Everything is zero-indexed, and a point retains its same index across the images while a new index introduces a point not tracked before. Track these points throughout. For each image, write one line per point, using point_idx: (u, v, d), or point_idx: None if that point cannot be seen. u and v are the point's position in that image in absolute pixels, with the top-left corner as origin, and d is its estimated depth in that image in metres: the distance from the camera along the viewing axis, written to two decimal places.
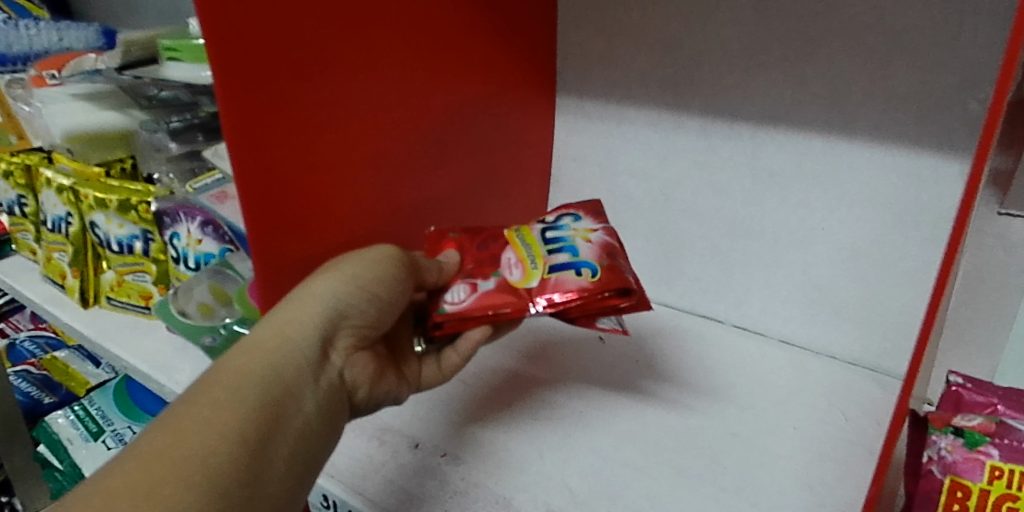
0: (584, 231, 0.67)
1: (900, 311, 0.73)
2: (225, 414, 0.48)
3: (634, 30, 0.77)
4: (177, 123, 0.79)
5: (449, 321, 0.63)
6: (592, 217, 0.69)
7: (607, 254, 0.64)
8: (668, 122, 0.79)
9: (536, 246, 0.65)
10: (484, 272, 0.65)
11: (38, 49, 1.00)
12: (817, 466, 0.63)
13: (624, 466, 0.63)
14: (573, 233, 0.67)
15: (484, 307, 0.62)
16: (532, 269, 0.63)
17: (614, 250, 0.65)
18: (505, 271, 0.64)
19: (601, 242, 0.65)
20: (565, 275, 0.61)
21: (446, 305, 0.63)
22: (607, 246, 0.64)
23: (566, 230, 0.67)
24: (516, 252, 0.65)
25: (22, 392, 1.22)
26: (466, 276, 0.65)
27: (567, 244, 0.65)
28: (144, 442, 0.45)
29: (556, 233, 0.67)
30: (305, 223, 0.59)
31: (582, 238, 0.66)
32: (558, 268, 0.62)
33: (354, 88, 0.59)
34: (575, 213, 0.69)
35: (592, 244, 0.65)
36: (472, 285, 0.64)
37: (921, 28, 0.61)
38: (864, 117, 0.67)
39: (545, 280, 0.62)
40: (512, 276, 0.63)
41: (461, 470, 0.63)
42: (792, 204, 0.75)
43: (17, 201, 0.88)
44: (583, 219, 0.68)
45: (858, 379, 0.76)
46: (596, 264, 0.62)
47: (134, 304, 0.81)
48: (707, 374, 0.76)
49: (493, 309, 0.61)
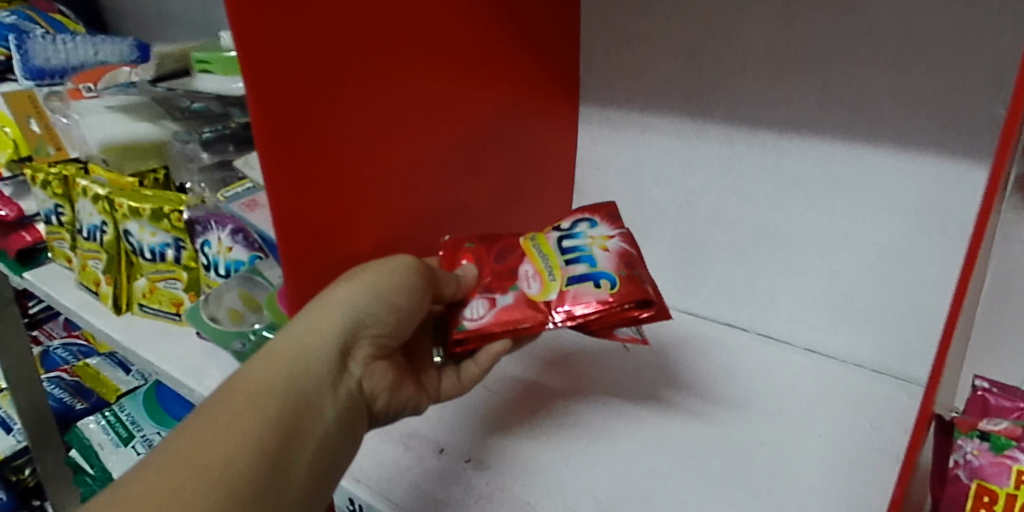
0: (600, 239, 0.67)
1: (928, 319, 0.72)
2: (247, 420, 0.49)
3: (657, 39, 0.78)
4: (209, 134, 0.81)
5: (469, 338, 0.63)
6: (608, 223, 0.69)
7: (625, 262, 0.64)
8: (691, 130, 0.80)
9: (553, 257, 0.66)
10: (503, 286, 0.65)
11: (75, 63, 1.03)
12: (844, 473, 0.63)
13: (649, 472, 0.63)
14: (590, 241, 0.67)
15: (503, 323, 0.62)
16: (550, 281, 0.64)
17: (632, 258, 0.65)
18: (524, 284, 0.65)
19: (618, 250, 0.65)
20: (584, 287, 0.62)
21: (466, 321, 0.64)
22: (624, 254, 0.65)
23: (582, 238, 0.68)
24: (534, 263, 0.66)
25: (56, 399, 1.24)
26: (484, 290, 0.66)
27: (584, 254, 0.65)
28: (170, 446, 0.46)
29: (573, 242, 0.68)
30: (330, 231, 0.60)
31: (600, 246, 0.66)
32: (576, 280, 0.63)
33: (381, 98, 0.60)
34: (591, 219, 0.70)
35: (610, 252, 0.65)
36: (491, 301, 0.64)
37: (946, 33, 0.61)
38: (889, 123, 0.67)
39: (563, 292, 0.62)
40: (531, 290, 0.64)
41: (486, 475, 0.63)
42: (816, 211, 0.75)
43: (55, 209, 0.90)
44: (599, 225, 0.69)
45: (885, 387, 0.75)
46: (614, 275, 0.62)
47: (164, 311, 0.82)
48: (731, 381, 0.76)
49: (513, 324, 0.62)
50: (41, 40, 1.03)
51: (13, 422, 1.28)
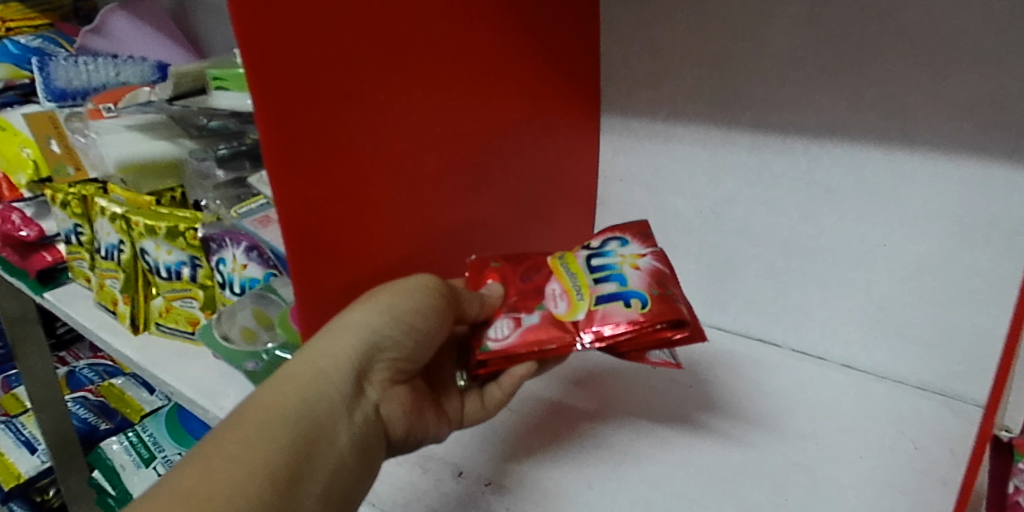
0: (631, 257, 0.64)
1: (975, 332, 0.68)
2: (259, 449, 0.47)
3: (679, 46, 0.76)
4: (224, 150, 0.81)
5: (492, 359, 0.61)
6: (640, 241, 0.67)
7: (657, 282, 0.61)
8: (717, 139, 0.77)
9: (582, 276, 0.64)
10: (528, 306, 0.63)
11: (96, 84, 1.04)
12: (887, 497, 0.59)
13: (677, 496, 0.60)
14: (620, 259, 0.64)
15: (528, 345, 0.59)
16: (578, 301, 0.61)
17: (664, 278, 0.62)
18: (551, 303, 0.62)
19: (650, 269, 0.63)
20: (613, 307, 0.59)
21: (490, 343, 0.61)
22: (656, 273, 0.62)
23: (612, 256, 0.65)
24: (561, 282, 0.64)
25: (80, 418, 1.25)
26: (510, 309, 0.63)
27: (614, 273, 0.63)
28: (173, 478, 0.44)
29: (603, 261, 0.65)
30: (344, 248, 0.58)
31: (630, 264, 0.64)
32: (605, 299, 0.60)
33: (396, 112, 0.59)
34: (622, 237, 0.68)
35: (641, 271, 0.62)
36: (516, 320, 0.62)
37: (984, 32, 0.58)
38: (926, 127, 0.64)
39: (592, 311, 0.60)
40: (558, 309, 0.61)
41: (505, 500, 0.60)
42: (850, 220, 0.72)
43: (75, 229, 0.91)
44: (630, 243, 0.66)
45: (928, 404, 0.71)
46: (646, 294, 0.60)
47: (181, 330, 0.81)
48: (765, 400, 0.72)
49: (539, 346, 0.59)
50: (62, 61, 1.04)
51: (37, 443, 1.28)
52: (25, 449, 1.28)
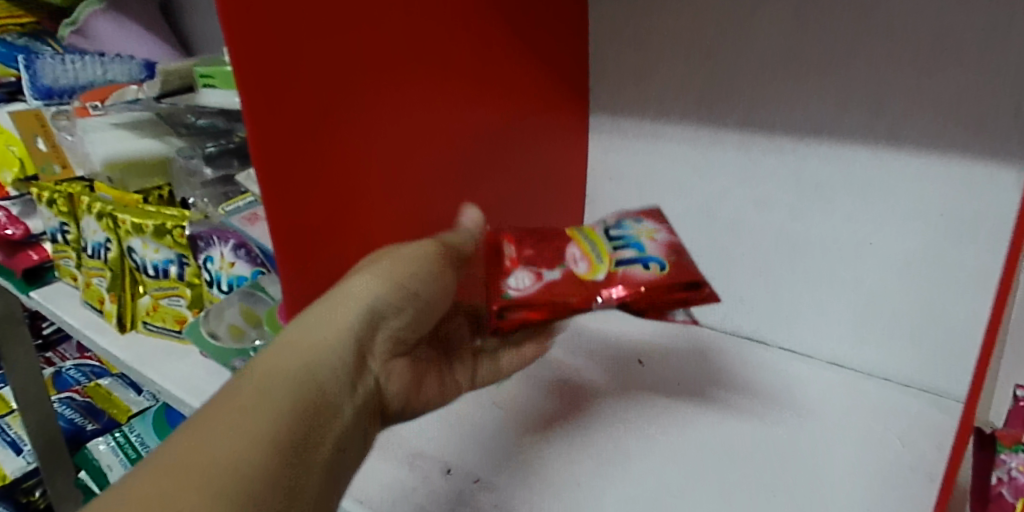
0: (648, 231, 0.65)
1: (961, 328, 0.68)
2: (258, 418, 0.46)
3: (667, 44, 0.76)
4: (211, 149, 0.81)
5: (512, 306, 0.60)
6: (655, 219, 0.67)
7: (674, 253, 0.62)
8: (705, 137, 0.77)
9: (601, 244, 0.64)
10: (548, 261, 0.63)
11: (83, 82, 1.04)
12: (874, 492, 0.59)
13: (667, 493, 0.60)
14: (637, 232, 0.65)
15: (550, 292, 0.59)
16: (598, 263, 0.61)
17: (680, 249, 0.63)
18: (570, 265, 0.62)
19: (666, 241, 0.63)
20: (633, 269, 0.59)
21: (511, 289, 0.61)
22: (672, 245, 0.63)
23: (629, 230, 0.66)
24: (581, 248, 0.64)
25: (67, 419, 1.24)
26: (528, 262, 0.63)
27: (632, 243, 0.63)
28: (165, 450, 0.43)
29: (621, 232, 0.65)
30: (334, 243, 0.58)
31: (647, 237, 0.64)
32: (625, 262, 0.60)
33: (386, 105, 0.59)
34: (638, 216, 0.68)
35: (658, 242, 0.63)
36: (537, 273, 0.61)
37: (969, 30, 0.59)
38: (912, 126, 0.64)
39: (612, 272, 0.59)
40: (579, 269, 0.61)
41: (493, 496, 0.61)
42: (837, 218, 0.72)
43: (60, 228, 0.90)
44: (645, 221, 0.67)
45: (915, 400, 0.71)
46: (664, 260, 0.60)
47: (168, 329, 0.81)
48: (753, 397, 0.72)
49: (560, 295, 0.58)
50: (48, 59, 1.03)
51: (23, 444, 1.28)
52: (9, 449, 1.28)
